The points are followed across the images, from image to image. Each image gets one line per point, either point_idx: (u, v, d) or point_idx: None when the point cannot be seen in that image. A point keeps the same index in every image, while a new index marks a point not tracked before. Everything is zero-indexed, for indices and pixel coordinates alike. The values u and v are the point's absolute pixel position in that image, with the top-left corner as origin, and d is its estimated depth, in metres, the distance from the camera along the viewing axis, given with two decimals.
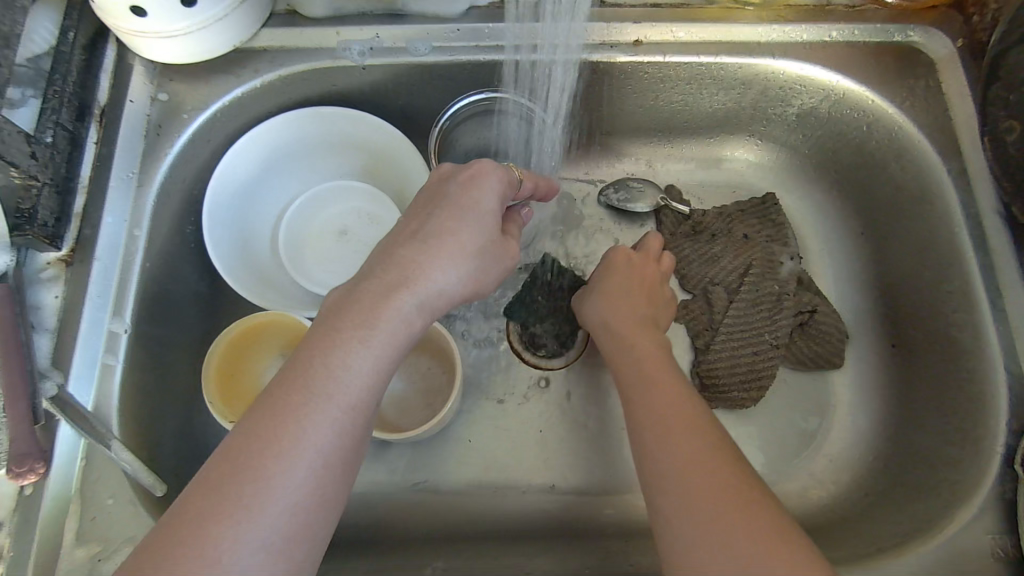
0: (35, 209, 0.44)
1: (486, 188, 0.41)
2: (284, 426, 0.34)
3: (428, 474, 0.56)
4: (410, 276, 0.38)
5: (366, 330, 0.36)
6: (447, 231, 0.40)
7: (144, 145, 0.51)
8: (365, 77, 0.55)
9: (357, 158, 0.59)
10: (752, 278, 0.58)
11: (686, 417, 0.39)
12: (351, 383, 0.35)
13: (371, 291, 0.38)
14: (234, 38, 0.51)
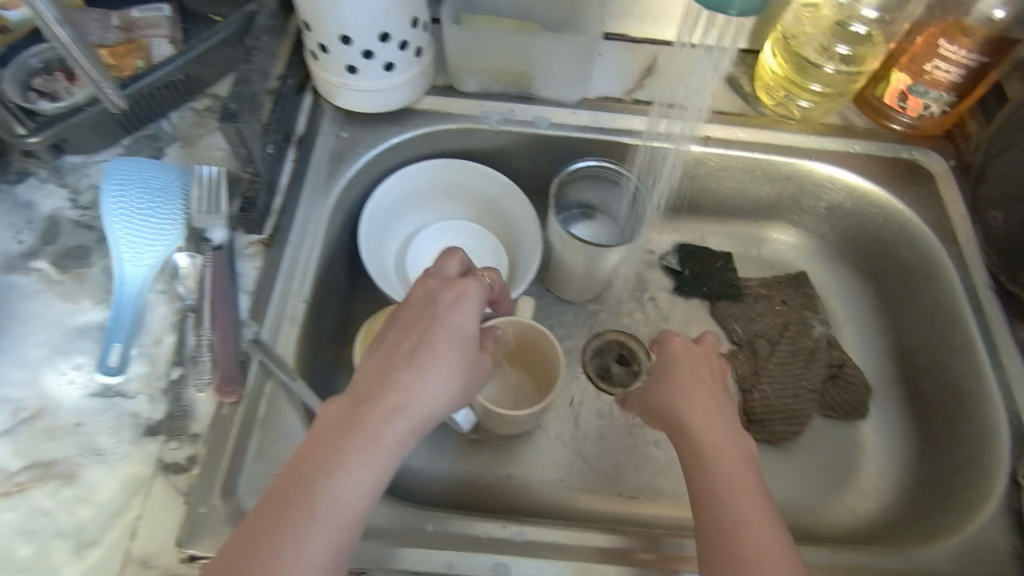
0: (254, 199, 0.57)
1: (465, 311, 0.47)
2: (288, 534, 0.38)
3: (512, 469, 0.65)
4: (403, 398, 0.43)
5: (365, 451, 0.41)
6: (427, 359, 0.44)
7: (326, 168, 0.64)
8: (495, 139, 0.70)
9: (470, 205, 0.73)
10: (789, 336, 0.71)
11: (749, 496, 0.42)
12: (347, 497, 0.39)
13: (367, 412, 0.42)
14: (407, 98, 0.66)
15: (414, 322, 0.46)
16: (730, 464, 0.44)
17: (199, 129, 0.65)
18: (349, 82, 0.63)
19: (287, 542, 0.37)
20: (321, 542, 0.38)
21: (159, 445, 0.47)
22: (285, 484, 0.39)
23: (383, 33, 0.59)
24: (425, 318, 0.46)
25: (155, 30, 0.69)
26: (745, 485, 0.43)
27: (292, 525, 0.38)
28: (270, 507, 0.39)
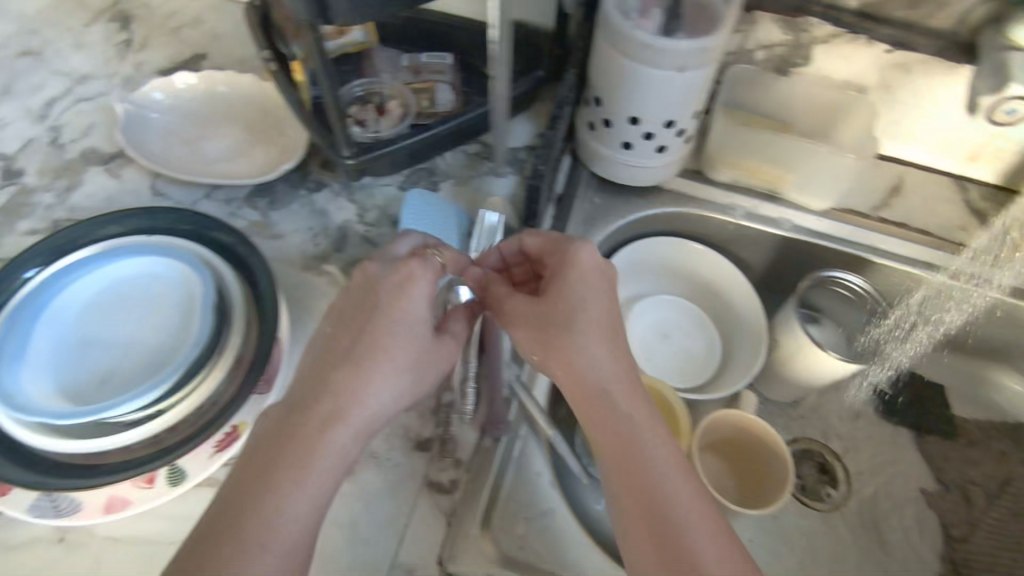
0: None
1: (415, 308, 0.47)
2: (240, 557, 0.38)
3: None
4: (344, 403, 0.44)
5: (303, 467, 0.41)
6: (359, 367, 0.44)
7: (577, 229, 0.69)
8: (734, 230, 0.71)
9: (688, 282, 0.76)
10: (1008, 496, 0.68)
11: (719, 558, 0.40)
12: (289, 521, 0.39)
13: (310, 424, 0.42)
14: (661, 177, 0.68)
15: (361, 314, 0.46)
16: (694, 520, 0.41)
17: (471, 170, 0.70)
18: (619, 157, 0.66)
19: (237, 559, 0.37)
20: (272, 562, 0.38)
21: (426, 462, 0.54)
22: (238, 494, 0.40)
23: (670, 120, 0.62)
24: (390, 322, 0.46)
25: (440, 77, 0.74)
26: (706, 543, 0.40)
27: (243, 541, 0.38)
28: (205, 536, 0.38)
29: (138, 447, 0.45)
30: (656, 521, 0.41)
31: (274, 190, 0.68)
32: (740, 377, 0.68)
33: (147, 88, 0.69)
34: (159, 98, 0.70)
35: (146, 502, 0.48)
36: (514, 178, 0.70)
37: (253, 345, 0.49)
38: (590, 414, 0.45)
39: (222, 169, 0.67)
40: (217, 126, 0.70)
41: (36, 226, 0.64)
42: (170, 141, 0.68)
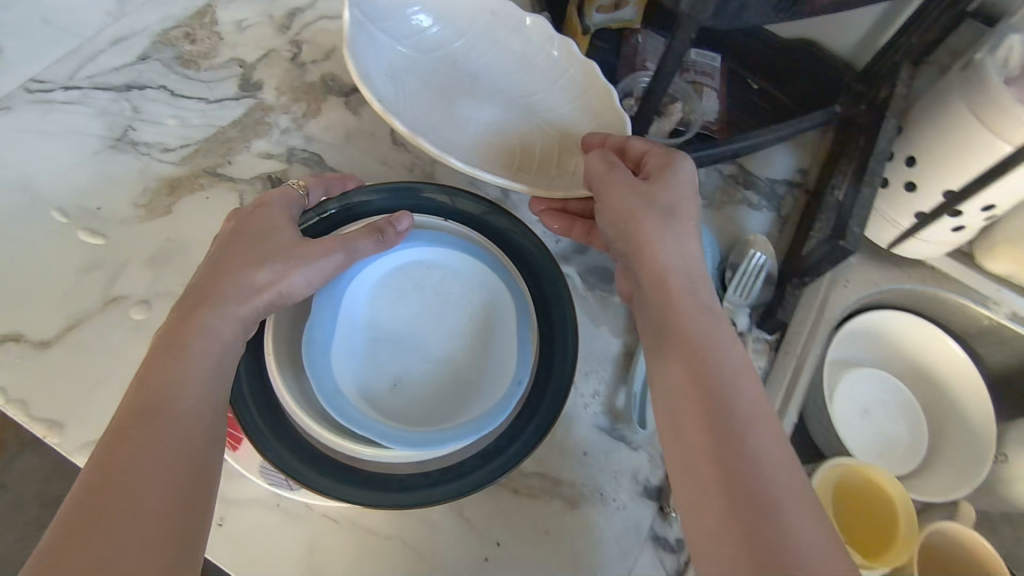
0: (785, 304, 0.57)
1: (274, 220, 0.46)
2: (143, 439, 0.34)
3: None
4: (219, 291, 0.41)
5: (189, 342, 0.39)
6: (228, 266, 0.42)
7: (828, 282, 0.62)
8: (987, 326, 0.65)
9: (901, 357, 0.68)
10: None
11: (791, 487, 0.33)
12: (189, 399, 0.37)
13: (182, 314, 0.40)
14: (931, 254, 0.62)
15: (246, 240, 0.44)
16: (757, 428, 0.36)
17: (725, 196, 0.64)
18: (902, 223, 0.60)
19: (150, 449, 0.34)
20: (173, 445, 0.35)
21: (652, 515, 0.49)
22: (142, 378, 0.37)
23: (989, 205, 0.55)
24: (257, 232, 0.45)
25: (708, 79, 0.66)
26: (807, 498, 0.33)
27: (147, 427, 0.34)
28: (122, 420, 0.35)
29: (431, 467, 0.45)
30: (756, 504, 0.33)
31: None
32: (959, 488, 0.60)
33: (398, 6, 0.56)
34: (418, 18, 0.57)
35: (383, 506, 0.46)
36: (771, 215, 0.64)
37: (546, 386, 0.48)
38: (758, 520, 0.32)
39: (507, 147, 0.57)
40: (494, 87, 0.58)
41: (271, 150, 0.60)
42: (435, 97, 0.57)
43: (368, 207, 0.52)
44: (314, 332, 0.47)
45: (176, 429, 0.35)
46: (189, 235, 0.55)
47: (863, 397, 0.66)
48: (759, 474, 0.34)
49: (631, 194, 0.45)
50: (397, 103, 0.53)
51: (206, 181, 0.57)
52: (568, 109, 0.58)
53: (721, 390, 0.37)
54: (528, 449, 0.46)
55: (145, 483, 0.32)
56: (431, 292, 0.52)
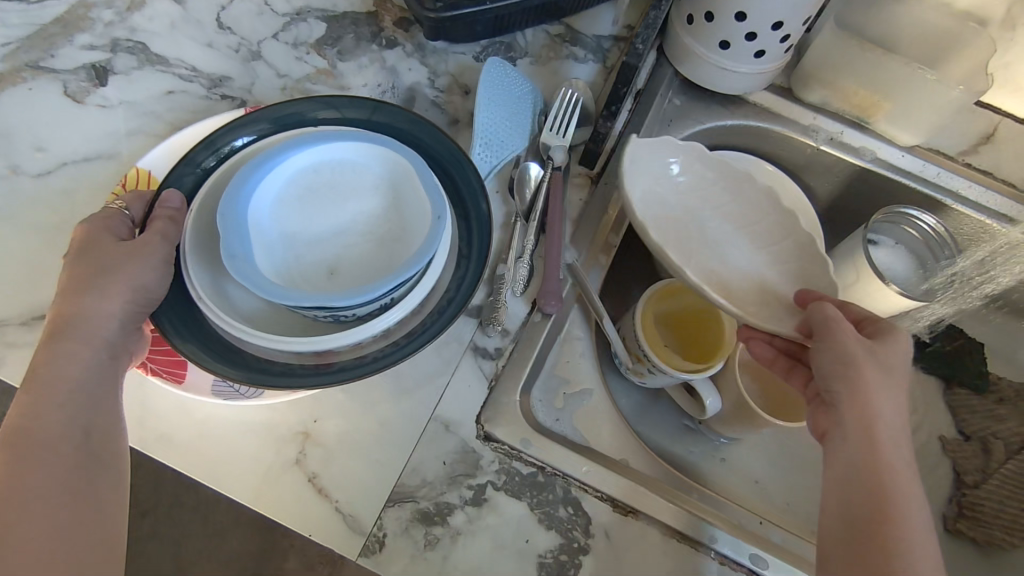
0: (605, 134, 0.59)
1: (105, 239, 0.44)
2: (21, 473, 0.39)
3: (730, 452, 0.64)
4: (77, 317, 0.42)
5: (60, 379, 0.41)
6: (77, 295, 0.43)
7: (650, 123, 0.66)
8: (812, 154, 0.69)
9: None
10: None
11: (900, 487, 0.43)
12: (56, 422, 0.40)
13: (47, 342, 0.42)
14: (745, 88, 0.66)
15: (85, 265, 0.43)
16: (886, 445, 0.44)
17: (551, 53, 0.67)
18: (713, 57, 0.63)
19: (27, 476, 0.39)
20: (50, 469, 0.39)
21: (473, 329, 0.52)
22: (29, 411, 0.40)
23: (779, 23, 0.58)
24: (102, 259, 0.43)
25: None
26: (914, 499, 0.43)
27: (19, 455, 0.39)
28: (17, 451, 0.39)
29: (343, 360, 0.43)
30: (881, 502, 0.42)
31: (342, 40, 0.64)
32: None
33: (663, 157, 0.58)
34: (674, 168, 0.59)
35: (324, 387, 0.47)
36: (595, 66, 0.67)
37: (471, 237, 0.48)
38: (882, 541, 0.42)
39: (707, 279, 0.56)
40: (726, 231, 0.60)
41: (95, 42, 0.61)
42: (679, 245, 0.58)
43: (238, 145, 0.49)
44: (232, 244, 0.42)
45: (48, 453, 0.39)
46: (14, 124, 0.56)
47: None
48: (900, 492, 0.43)
49: (856, 342, 0.46)
50: (634, 167, 0.55)
51: (28, 75, 0.58)
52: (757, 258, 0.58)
53: (864, 407, 0.45)
54: (466, 296, 0.45)
55: (35, 507, 0.38)
56: (334, 186, 0.48)
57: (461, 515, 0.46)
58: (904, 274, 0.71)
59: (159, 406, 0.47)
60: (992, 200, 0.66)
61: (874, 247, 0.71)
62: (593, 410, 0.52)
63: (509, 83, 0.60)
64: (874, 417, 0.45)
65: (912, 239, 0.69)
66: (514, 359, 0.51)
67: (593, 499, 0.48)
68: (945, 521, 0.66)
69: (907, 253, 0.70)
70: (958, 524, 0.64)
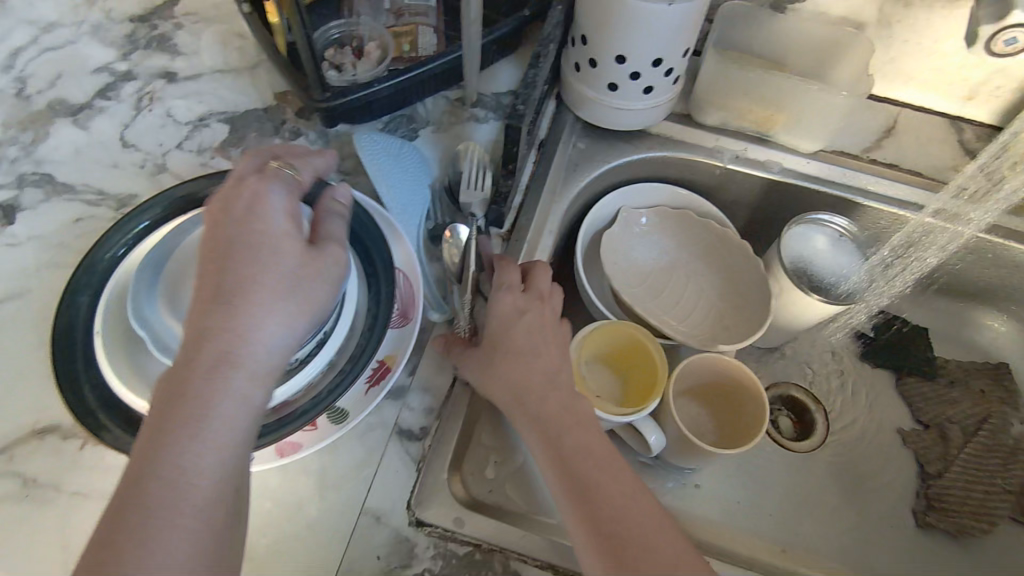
0: (508, 193, 0.60)
1: (275, 221, 0.41)
2: (156, 523, 0.34)
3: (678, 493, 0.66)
4: (231, 355, 0.38)
5: (195, 421, 0.36)
6: (229, 316, 0.38)
7: (564, 176, 0.68)
8: (722, 174, 0.70)
9: (665, 233, 0.71)
10: (986, 430, 0.68)
11: (576, 432, 0.45)
12: (205, 482, 0.36)
13: (192, 372, 0.37)
14: (645, 122, 0.68)
15: (229, 278, 0.39)
16: (558, 410, 0.46)
17: (453, 118, 0.68)
18: (605, 99, 0.65)
19: (151, 538, 0.33)
20: (190, 531, 0.35)
21: (398, 409, 0.53)
22: (149, 435, 0.36)
23: (659, 59, 0.60)
24: (229, 242, 0.40)
25: (422, 19, 0.68)
26: (580, 452, 0.44)
27: (148, 509, 0.34)
28: (126, 493, 0.35)
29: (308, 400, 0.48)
30: (588, 484, 0.42)
31: (245, 139, 0.66)
32: (751, 334, 0.64)
33: (616, 217, 0.70)
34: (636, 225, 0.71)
35: (318, 444, 0.49)
36: (497, 123, 0.68)
37: (368, 257, 0.54)
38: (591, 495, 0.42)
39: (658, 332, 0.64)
40: (670, 277, 0.70)
41: (2, 180, 0.62)
42: (638, 283, 0.69)
43: (119, 253, 0.51)
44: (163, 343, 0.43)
45: (191, 519, 0.35)
46: None
47: (640, 263, 0.70)
48: (592, 462, 0.44)
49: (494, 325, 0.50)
50: (591, 224, 0.68)
51: None
52: (708, 305, 0.68)
53: (504, 379, 0.48)
54: (387, 308, 0.52)
55: (154, 551, 0.33)
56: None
57: None
58: (840, 275, 0.67)
59: None
60: (903, 194, 0.67)
61: (811, 239, 0.67)
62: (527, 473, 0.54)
63: (373, 151, 0.61)
64: (530, 381, 0.47)
65: (844, 241, 0.67)
66: (437, 438, 0.52)
67: (533, 569, 0.48)
68: (916, 516, 0.66)
69: (852, 248, 0.67)
70: (928, 518, 0.65)
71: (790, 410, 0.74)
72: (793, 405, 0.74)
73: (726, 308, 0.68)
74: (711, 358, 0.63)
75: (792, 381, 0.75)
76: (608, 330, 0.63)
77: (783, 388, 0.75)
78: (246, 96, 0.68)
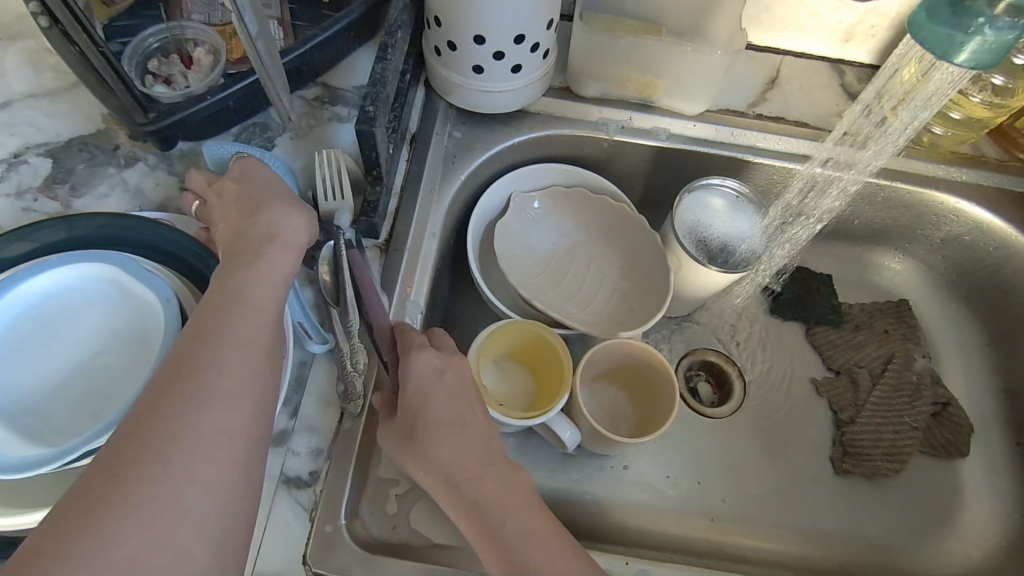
0: (377, 201, 0.55)
1: (269, 176, 0.48)
2: (183, 417, 0.34)
3: (604, 481, 0.64)
4: (250, 255, 0.42)
5: (223, 318, 0.38)
6: (249, 223, 0.44)
7: (444, 169, 0.63)
8: (610, 147, 0.67)
9: (560, 215, 0.68)
10: (892, 370, 0.70)
11: (506, 502, 0.41)
12: (229, 376, 0.36)
13: (223, 276, 0.40)
14: (521, 102, 0.63)
15: (247, 205, 0.45)
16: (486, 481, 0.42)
17: (312, 120, 0.62)
18: (473, 83, 0.60)
19: (181, 443, 0.33)
20: (218, 436, 0.34)
21: (282, 456, 0.48)
22: (179, 367, 0.36)
23: (520, 35, 0.56)
24: (240, 192, 0.46)
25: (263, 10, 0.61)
26: (512, 524, 0.40)
27: (175, 419, 0.34)
28: (142, 420, 0.33)
29: None
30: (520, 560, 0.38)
31: (74, 172, 0.58)
32: (654, 313, 0.62)
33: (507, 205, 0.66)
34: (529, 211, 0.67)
35: None
36: None
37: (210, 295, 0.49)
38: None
39: (561, 323, 0.62)
40: (570, 261, 0.67)
41: None
42: (538, 273, 0.66)
43: None
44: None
45: (215, 408, 0.35)
46: None
47: (536, 250, 0.67)
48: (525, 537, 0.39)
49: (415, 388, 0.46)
50: (480, 218, 0.64)
51: None
52: (611, 285, 0.66)
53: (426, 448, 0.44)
54: None
55: (169, 475, 0.32)
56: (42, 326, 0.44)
57: None
58: (742, 237, 0.63)
59: None
60: (791, 147, 0.66)
61: (719, 210, 0.63)
62: (434, 501, 0.51)
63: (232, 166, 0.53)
64: (455, 454, 0.44)
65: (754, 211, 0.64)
66: (328, 482, 0.48)
67: None
68: (834, 464, 0.67)
69: (752, 210, 0.64)
70: (845, 464, 0.67)
71: (708, 375, 0.73)
72: (711, 369, 0.73)
73: (629, 286, 0.65)
74: (618, 343, 0.61)
75: (706, 346, 0.74)
76: (505, 330, 0.59)
77: (699, 354, 0.74)
78: (68, 121, 0.60)
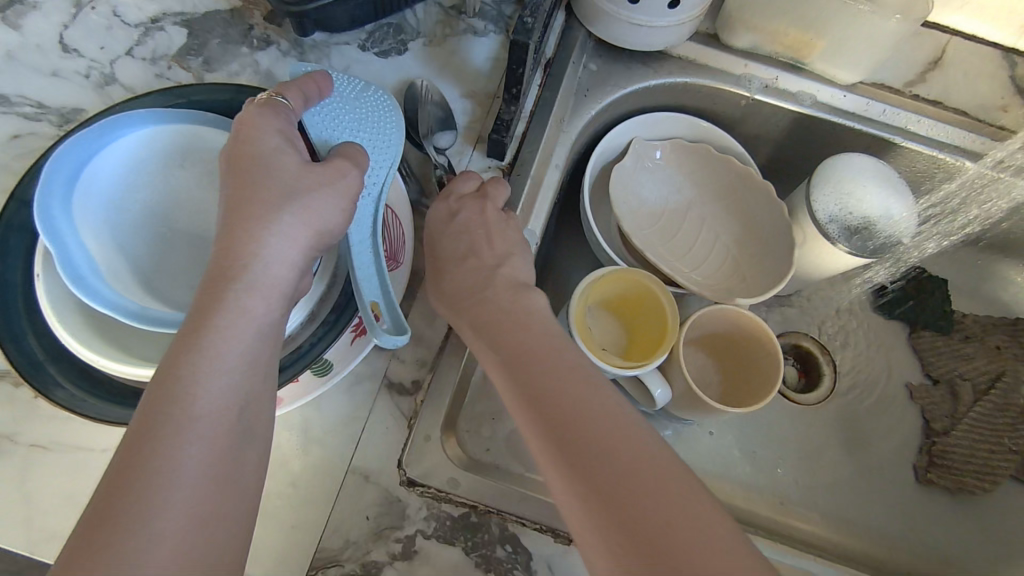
0: (510, 120, 0.53)
1: (266, 144, 0.39)
2: (168, 442, 0.32)
3: (680, 446, 0.63)
4: (241, 269, 0.37)
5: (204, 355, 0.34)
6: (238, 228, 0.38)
7: (573, 102, 0.60)
8: (747, 106, 0.63)
9: (680, 169, 0.65)
10: (999, 388, 0.65)
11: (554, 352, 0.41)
12: (212, 402, 0.34)
13: (206, 292, 0.36)
14: (666, 43, 0.59)
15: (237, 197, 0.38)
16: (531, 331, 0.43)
17: (447, 30, 0.59)
18: (624, 14, 0.56)
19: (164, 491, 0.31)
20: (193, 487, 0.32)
21: (387, 360, 0.48)
22: (149, 406, 0.33)
23: None
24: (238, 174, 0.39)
25: None
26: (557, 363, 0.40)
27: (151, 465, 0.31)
28: (124, 465, 0.31)
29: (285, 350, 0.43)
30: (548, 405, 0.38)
31: (207, 47, 0.57)
32: (769, 286, 0.60)
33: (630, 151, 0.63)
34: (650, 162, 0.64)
35: (298, 401, 0.45)
36: (497, 38, 0.59)
37: None
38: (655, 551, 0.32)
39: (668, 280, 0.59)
40: (682, 220, 0.65)
41: None
42: (649, 226, 0.64)
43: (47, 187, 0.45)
44: (73, 264, 0.38)
45: (194, 436, 0.33)
46: None
47: (649, 201, 0.64)
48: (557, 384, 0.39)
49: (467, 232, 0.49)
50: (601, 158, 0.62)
51: None
52: (722, 250, 0.63)
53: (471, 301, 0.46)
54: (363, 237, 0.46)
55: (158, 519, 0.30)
56: (161, 165, 0.44)
57: (391, 573, 0.43)
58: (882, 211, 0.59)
59: (43, 501, 0.42)
60: (951, 136, 0.61)
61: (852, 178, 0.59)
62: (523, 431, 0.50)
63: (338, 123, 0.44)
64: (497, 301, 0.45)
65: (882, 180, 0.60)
66: (430, 392, 0.47)
67: (533, 533, 0.45)
68: (917, 472, 0.65)
69: (894, 184, 0.60)
70: (929, 474, 0.64)
71: (796, 360, 0.71)
72: (801, 355, 0.71)
73: (742, 255, 0.63)
74: (730, 312, 0.58)
75: (801, 330, 0.71)
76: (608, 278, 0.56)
77: (791, 338, 0.71)
78: None
